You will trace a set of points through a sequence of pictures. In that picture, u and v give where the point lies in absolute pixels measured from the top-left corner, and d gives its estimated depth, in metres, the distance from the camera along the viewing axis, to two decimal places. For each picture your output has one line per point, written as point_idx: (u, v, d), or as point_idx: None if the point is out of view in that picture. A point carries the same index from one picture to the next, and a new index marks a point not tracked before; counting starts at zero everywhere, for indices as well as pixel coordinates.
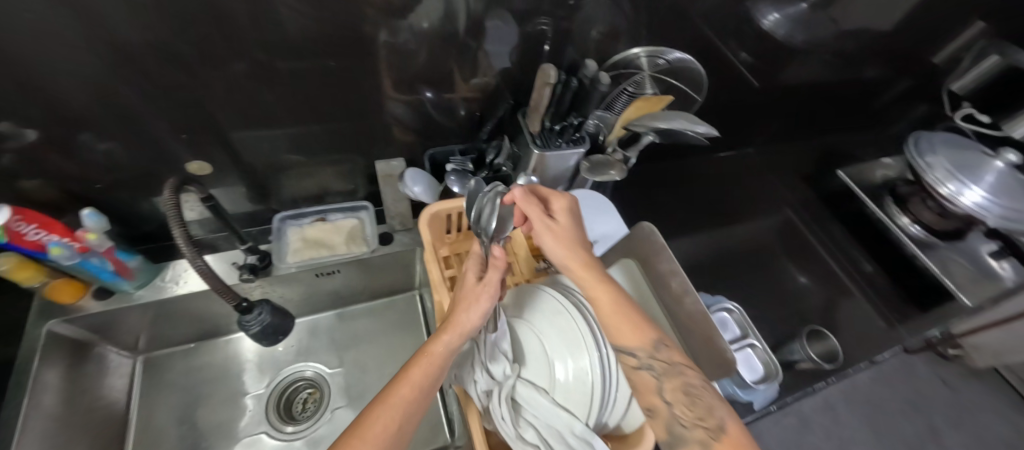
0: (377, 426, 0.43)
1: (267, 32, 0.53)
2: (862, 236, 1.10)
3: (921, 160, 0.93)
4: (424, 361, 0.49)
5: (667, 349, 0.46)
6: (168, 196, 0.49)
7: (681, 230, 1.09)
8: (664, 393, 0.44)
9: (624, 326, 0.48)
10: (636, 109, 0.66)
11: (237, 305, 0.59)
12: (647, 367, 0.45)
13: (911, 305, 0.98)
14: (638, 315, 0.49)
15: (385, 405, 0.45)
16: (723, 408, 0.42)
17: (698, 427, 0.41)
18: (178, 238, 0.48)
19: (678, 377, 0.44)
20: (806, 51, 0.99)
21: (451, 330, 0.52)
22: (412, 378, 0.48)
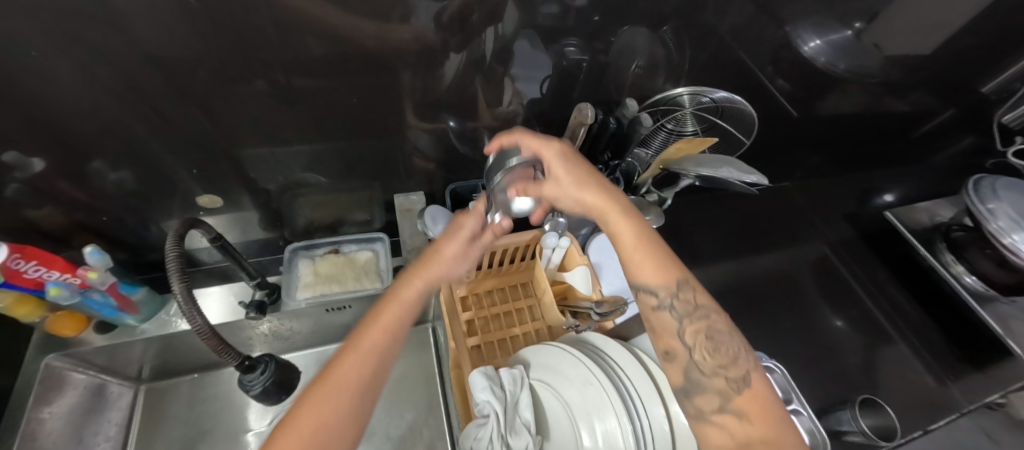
0: (349, 374, 0.38)
1: (284, 58, 0.50)
2: (909, 283, 1.03)
3: (982, 206, 0.85)
4: (395, 304, 0.44)
5: (691, 291, 0.40)
6: (173, 247, 0.46)
7: (709, 267, 1.02)
8: (685, 336, 0.39)
9: (644, 262, 0.41)
10: (676, 151, 0.60)
11: (240, 363, 0.55)
12: (667, 307, 0.39)
13: (968, 364, 0.90)
14: (665, 253, 0.42)
15: (358, 352, 0.40)
16: (747, 358, 0.37)
17: (717, 376, 0.36)
18: (176, 293, 0.45)
19: (702, 322, 0.39)
20: (852, 82, 0.93)
21: (427, 273, 0.48)
22: (386, 321, 0.43)
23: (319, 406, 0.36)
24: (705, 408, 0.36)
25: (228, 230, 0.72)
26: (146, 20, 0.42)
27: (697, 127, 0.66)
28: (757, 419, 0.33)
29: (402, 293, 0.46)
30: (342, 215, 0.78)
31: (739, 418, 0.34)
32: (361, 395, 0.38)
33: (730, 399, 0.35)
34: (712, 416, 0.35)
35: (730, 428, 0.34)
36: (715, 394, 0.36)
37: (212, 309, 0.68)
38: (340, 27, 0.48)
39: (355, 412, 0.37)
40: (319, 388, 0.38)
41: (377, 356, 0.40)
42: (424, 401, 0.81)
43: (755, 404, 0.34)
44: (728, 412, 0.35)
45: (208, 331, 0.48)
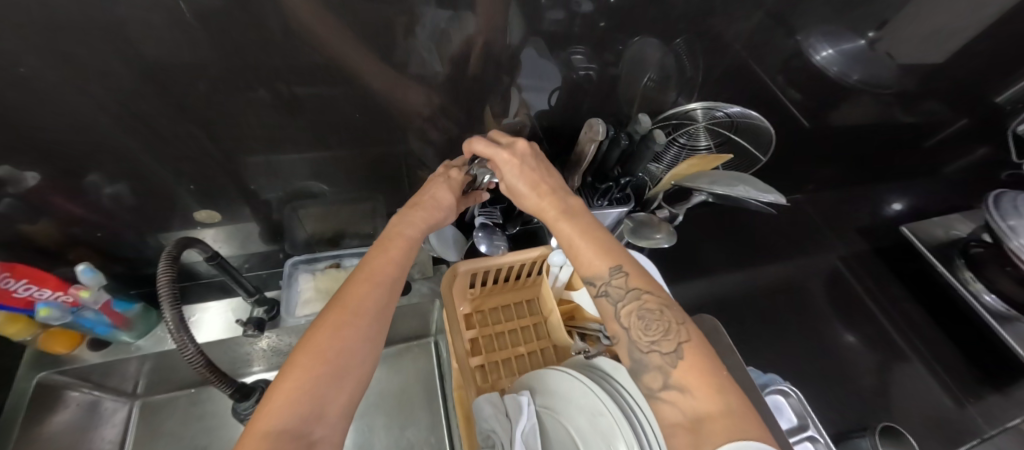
0: (361, 300, 0.40)
1: (282, 68, 0.48)
2: (925, 300, 1.00)
3: (1003, 223, 0.82)
4: (396, 244, 0.46)
5: (624, 276, 0.41)
6: (167, 264, 0.45)
7: (719, 282, 0.99)
8: (622, 319, 0.40)
9: (587, 252, 0.44)
10: (689, 166, 0.57)
11: (234, 396, 0.57)
12: (605, 294, 0.41)
13: (988, 387, 0.86)
14: (606, 241, 0.45)
15: (367, 281, 0.42)
16: (686, 328, 0.38)
17: (655, 352, 0.37)
18: (168, 319, 0.43)
19: (635, 303, 0.40)
20: (865, 93, 0.91)
21: (420, 217, 0.51)
22: (388, 257, 0.45)
23: (335, 327, 0.38)
24: (653, 386, 0.37)
25: (228, 242, 0.71)
26: (139, 31, 0.41)
27: (711, 142, 0.66)
28: (699, 390, 0.34)
29: (400, 233, 0.48)
30: (344, 228, 0.77)
31: (683, 393, 0.35)
32: (374, 319, 0.40)
33: (671, 374, 0.36)
34: (660, 393, 0.36)
35: (678, 403, 0.35)
36: (657, 372, 0.36)
37: (208, 326, 0.66)
38: (342, 39, 0.47)
39: (371, 332, 0.39)
40: (333, 312, 0.39)
41: (384, 285, 0.42)
42: (425, 419, 0.79)
43: (695, 374, 0.35)
44: (672, 387, 0.35)
45: (204, 360, 0.47)
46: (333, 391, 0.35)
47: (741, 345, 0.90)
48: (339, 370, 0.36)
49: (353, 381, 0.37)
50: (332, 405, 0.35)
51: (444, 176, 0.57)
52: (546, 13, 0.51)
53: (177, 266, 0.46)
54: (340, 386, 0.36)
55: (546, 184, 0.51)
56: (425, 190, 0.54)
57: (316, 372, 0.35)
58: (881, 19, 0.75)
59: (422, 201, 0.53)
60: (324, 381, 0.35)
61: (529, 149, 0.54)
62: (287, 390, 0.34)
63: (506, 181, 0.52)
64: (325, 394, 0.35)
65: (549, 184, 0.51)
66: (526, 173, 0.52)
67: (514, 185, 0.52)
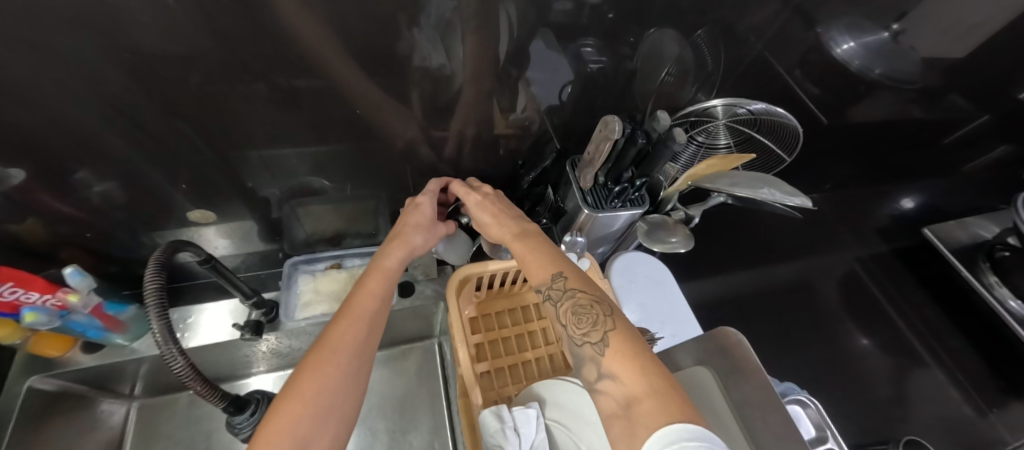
0: (341, 338, 0.40)
1: (276, 61, 0.46)
2: (946, 304, 0.96)
3: None
4: (376, 275, 0.46)
5: (564, 280, 0.40)
6: (151, 274, 0.44)
7: (731, 283, 0.96)
8: (560, 317, 0.39)
9: (530, 261, 0.43)
10: (708, 166, 0.52)
11: (227, 409, 0.55)
12: (546, 298, 0.40)
13: (1011, 396, 0.83)
14: (548, 248, 0.44)
15: (347, 318, 0.41)
16: (615, 318, 0.37)
17: (587, 344, 0.36)
18: (155, 329, 0.43)
19: (569, 301, 0.39)
20: (887, 89, 0.86)
21: (395, 245, 0.49)
22: (369, 289, 0.44)
23: (314, 369, 0.37)
24: (590, 379, 0.35)
25: (227, 242, 0.69)
26: (122, 22, 0.38)
27: (731, 140, 0.63)
28: (627, 377, 0.32)
29: (378, 265, 0.47)
30: (345, 227, 0.75)
31: (614, 380, 0.33)
32: (355, 353, 0.39)
33: (602, 363, 0.34)
34: (596, 385, 0.34)
35: (612, 392, 0.33)
36: (590, 364, 0.35)
37: (206, 328, 0.64)
38: (341, 31, 0.44)
39: (353, 368, 0.39)
40: (313, 351, 0.39)
41: (365, 320, 0.42)
42: (428, 423, 0.77)
43: (623, 361, 0.33)
44: (605, 377, 0.34)
45: (192, 371, 0.47)
46: (317, 433, 0.35)
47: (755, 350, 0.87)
48: (322, 411, 0.36)
49: (339, 420, 0.36)
50: (316, 446, 0.35)
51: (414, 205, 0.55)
52: (555, 3, 0.48)
53: (165, 271, 0.46)
54: (325, 427, 0.35)
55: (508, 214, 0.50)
56: (405, 219, 0.52)
57: (298, 415, 0.35)
58: (909, 10, 0.71)
59: (397, 232, 0.52)
60: (309, 425, 0.35)
61: (496, 192, 0.55)
62: (269, 435, 0.34)
63: (473, 217, 0.53)
64: (309, 435, 0.35)
65: (513, 214, 0.50)
66: (491, 207, 0.52)
67: (478, 219, 0.52)
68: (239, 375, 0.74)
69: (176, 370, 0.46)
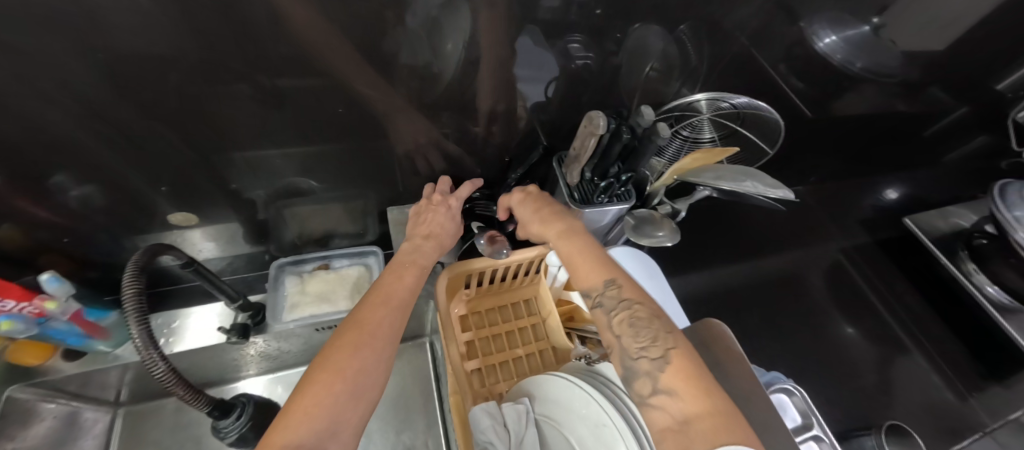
0: (380, 322, 0.40)
1: (257, 61, 0.45)
2: (927, 292, 0.98)
3: (1009, 214, 0.80)
4: (411, 269, 0.47)
5: (618, 287, 0.42)
6: (130, 281, 0.43)
7: (719, 276, 0.97)
8: (615, 328, 0.40)
9: (583, 267, 0.44)
10: (692, 161, 0.53)
11: (212, 413, 0.54)
12: (600, 305, 0.42)
13: (991, 381, 0.85)
14: (602, 256, 0.45)
15: (384, 304, 0.42)
16: (674, 335, 0.37)
17: (644, 358, 0.37)
18: (134, 336, 0.43)
19: (626, 311, 0.40)
20: (869, 82, 0.88)
21: (431, 245, 0.52)
22: (405, 281, 0.45)
23: (353, 347, 0.37)
24: (643, 393, 0.36)
25: (211, 245, 0.68)
26: (94, 21, 0.37)
27: (715, 134, 0.64)
28: (686, 393, 0.33)
29: (414, 261, 0.48)
30: (333, 228, 0.74)
31: (671, 397, 0.34)
32: (391, 340, 0.39)
33: (659, 378, 0.35)
34: (651, 400, 0.35)
35: (668, 407, 0.34)
36: (646, 378, 0.36)
37: (192, 333, 0.64)
38: (324, 29, 0.44)
39: (386, 354, 0.38)
40: (350, 331, 0.39)
41: (400, 308, 0.42)
42: (421, 423, 0.77)
43: (681, 378, 0.34)
44: (661, 392, 0.35)
45: (174, 377, 0.47)
46: (347, 413, 0.34)
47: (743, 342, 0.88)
48: (355, 390, 0.35)
49: (367, 404, 0.35)
50: (343, 428, 0.34)
51: (444, 203, 0.57)
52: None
53: (144, 277, 0.45)
54: (356, 407, 0.35)
55: (551, 207, 0.52)
56: (429, 218, 0.55)
57: (335, 391, 0.34)
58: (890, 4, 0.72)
59: (428, 230, 0.54)
60: (341, 401, 0.34)
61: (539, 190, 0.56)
62: (304, 407, 0.33)
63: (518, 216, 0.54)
64: (341, 412, 0.34)
65: (559, 210, 0.51)
66: (534, 203, 0.53)
67: (523, 218, 0.53)
68: (231, 379, 0.73)
69: (158, 375, 0.45)
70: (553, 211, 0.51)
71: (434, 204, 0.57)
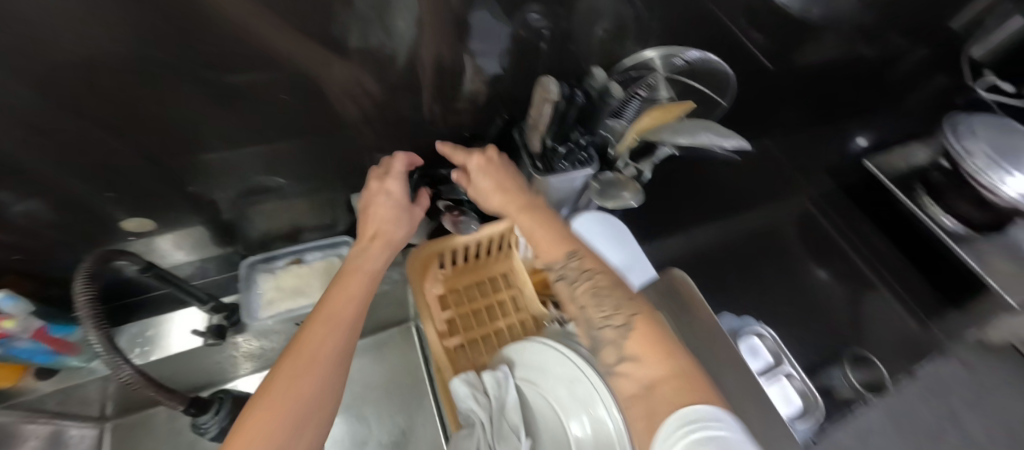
0: (318, 345, 0.42)
1: (199, 59, 0.43)
2: (889, 229, 1.02)
3: (959, 145, 0.85)
4: (353, 278, 0.48)
5: (579, 259, 0.44)
6: (82, 289, 0.44)
7: (691, 232, 1.00)
8: (579, 299, 0.43)
9: (543, 240, 0.47)
10: (651, 119, 0.55)
11: (189, 410, 0.55)
12: (563, 277, 0.44)
13: (945, 305, 0.90)
14: (562, 229, 0.47)
15: (323, 322, 0.43)
16: (634, 302, 0.40)
17: (608, 328, 0.39)
18: (95, 343, 0.44)
19: (588, 281, 0.43)
20: (826, 29, 0.89)
21: (377, 247, 0.52)
22: (346, 292, 0.47)
23: (294, 375, 0.39)
24: (610, 361, 0.38)
25: (176, 251, 0.66)
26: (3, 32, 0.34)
27: (671, 93, 0.61)
28: (648, 358, 0.35)
29: (358, 268, 0.50)
30: (302, 222, 0.73)
31: (637, 362, 0.36)
32: (333, 361, 0.41)
33: (625, 346, 0.37)
34: (617, 367, 0.38)
35: (634, 373, 0.36)
36: (611, 346, 0.38)
37: (168, 340, 0.63)
38: (266, 23, 0.42)
39: (329, 376, 0.41)
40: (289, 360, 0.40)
41: (341, 326, 0.44)
42: (414, 403, 0.79)
43: (644, 344, 0.36)
44: (626, 359, 0.37)
45: (141, 378, 0.47)
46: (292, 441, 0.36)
47: (718, 294, 0.91)
48: (299, 417, 0.37)
49: (314, 425, 0.38)
50: None
51: (385, 191, 0.55)
52: None
53: (95, 283, 0.45)
54: (302, 431, 0.37)
55: (508, 183, 0.52)
56: (375, 214, 0.54)
57: (275, 420, 0.36)
58: None
59: (370, 231, 0.53)
60: (286, 431, 0.36)
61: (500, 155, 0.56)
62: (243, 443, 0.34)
63: (476, 182, 0.54)
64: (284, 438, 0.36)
65: (514, 184, 0.52)
66: (494, 174, 0.54)
67: (482, 184, 0.53)
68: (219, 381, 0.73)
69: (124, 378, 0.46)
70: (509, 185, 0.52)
71: (373, 195, 0.55)
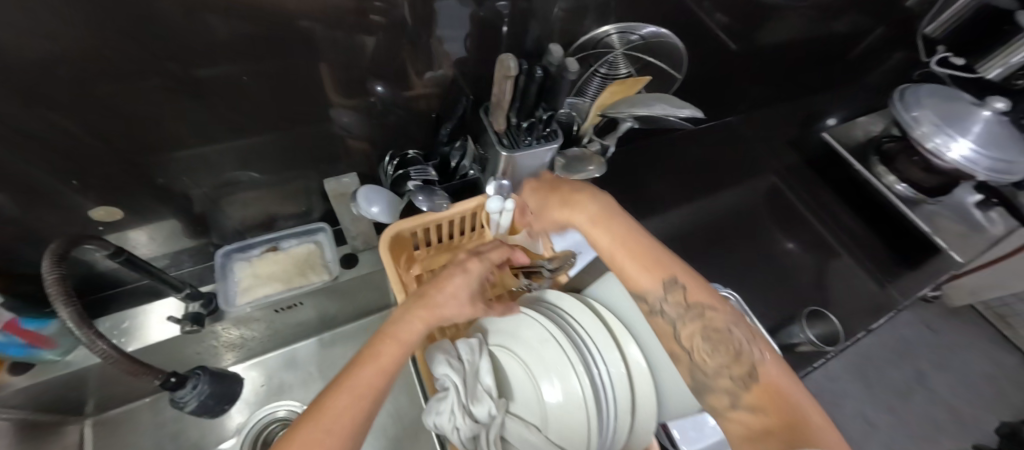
0: (339, 413, 0.37)
1: (163, 40, 0.43)
2: (847, 198, 1.07)
3: (908, 114, 0.90)
4: (391, 348, 0.42)
5: (680, 290, 0.42)
6: (47, 270, 0.44)
7: (667, 210, 1.03)
8: (684, 339, 0.41)
9: (640, 271, 0.44)
10: (611, 95, 0.58)
11: (166, 381, 0.54)
12: (662, 313, 0.42)
13: (901, 265, 0.95)
14: (664, 260, 0.44)
15: (352, 392, 0.38)
16: (756, 351, 0.38)
17: (724, 376, 0.37)
18: (65, 319, 0.44)
19: (695, 320, 0.41)
20: (786, 7, 0.92)
21: (431, 311, 0.46)
22: (381, 365, 0.41)
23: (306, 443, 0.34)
24: (720, 406, 0.37)
25: (149, 244, 0.66)
26: None
27: (630, 70, 0.65)
28: (772, 410, 0.34)
29: (398, 335, 0.44)
30: (277, 211, 0.73)
31: (754, 412, 0.35)
32: (350, 436, 0.36)
33: (740, 395, 0.36)
34: (728, 412, 0.37)
35: (747, 421, 0.35)
36: (723, 393, 0.37)
37: (146, 330, 0.63)
38: (237, 4, 0.43)
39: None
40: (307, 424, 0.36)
41: (371, 396, 0.39)
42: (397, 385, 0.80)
43: (766, 396, 0.35)
44: (742, 408, 0.36)
45: (115, 353, 0.47)
46: None
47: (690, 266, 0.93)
48: None
49: None
50: None
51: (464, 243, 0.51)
52: None
53: (66, 268, 0.45)
54: None
55: (577, 195, 0.51)
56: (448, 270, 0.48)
57: None
58: None
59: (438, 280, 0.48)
60: None
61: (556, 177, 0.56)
62: None
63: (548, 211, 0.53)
64: None
65: (598, 206, 0.50)
66: (564, 199, 0.52)
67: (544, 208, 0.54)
68: None
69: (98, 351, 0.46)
70: (575, 196, 0.51)
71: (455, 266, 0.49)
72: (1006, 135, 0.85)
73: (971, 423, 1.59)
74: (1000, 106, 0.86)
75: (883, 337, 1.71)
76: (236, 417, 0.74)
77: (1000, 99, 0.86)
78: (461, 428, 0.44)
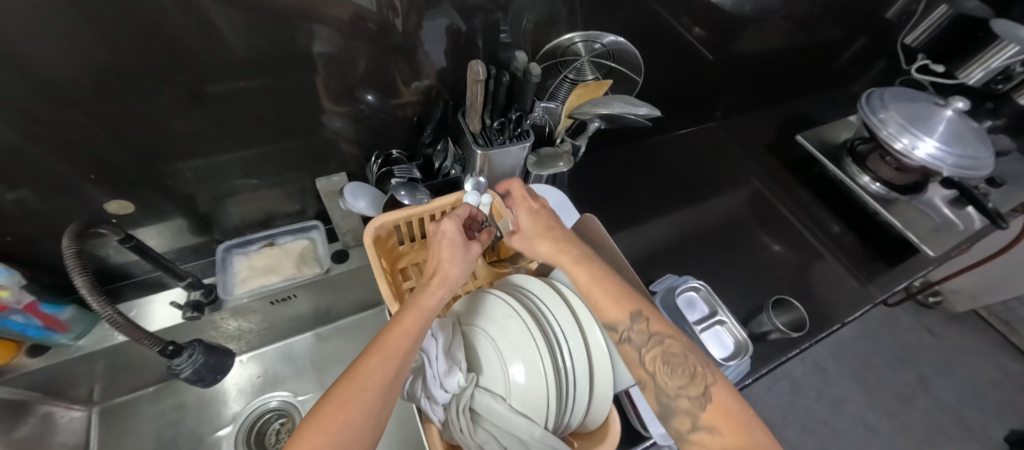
0: (373, 371, 0.40)
1: (178, 54, 0.50)
2: (826, 198, 1.10)
3: (875, 117, 0.93)
4: (411, 314, 0.45)
5: (645, 321, 0.45)
6: (67, 245, 0.52)
7: (654, 210, 1.04)
8: (647, 365, 0.44)
9: (604, 299, 0.48)
10: (578, 97, 0.64)
11: (162, 350, 0.59)
12: (628, 340, 0.45)
13: (880, 262, 0.98)
14: (625, 288, 0.48)
15: (379, 354, 0.41)
16: (708, 371, 0.41)
17: (683, 397, 0.41)
18: (79, 285, 0.51)
19: (658, 347, 0.44)
20: (760, 20, 0.97)
21: (435, 284, 0.49)
22: (403, 329, 0.44)
23: (343, 399, 0.38)
24: (683, 429, 0.40)
25: (155, 241, 0.72)
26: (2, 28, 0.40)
27: (597, 74, 0.72)
28: (726, 429, 0.37)
29: (418, 304, 0.46)
30: (274, 210, 0.79)
31: (712, 433, 0.38)
32: (383, 390, 0.39)
33: (699, 416, 0.39)
34: (690, 435, 0.40)
35: (707, 442, 0.38)
36: (685, 416, 0.40)
37: (149, 316, 0.70)
38: (240, 23, 0.49)
39: (379, 406, 0.39)
40: (341, 384, 0.39)
41: (397, 357, 0.42)
42: None
43: (721, 415, 0.38)
44: (700, 429, 0.39)
45: (123, 319, 0.54)
46: None
47: (672, 263, 0.95)
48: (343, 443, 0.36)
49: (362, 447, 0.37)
50: None
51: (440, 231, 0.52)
52: None
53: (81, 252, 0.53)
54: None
55: (555, 232, 0.54)
56: (437, 254, 0.51)
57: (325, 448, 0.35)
58: None
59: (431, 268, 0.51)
60: None
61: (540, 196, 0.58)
62: None
63: (523, 228, 0.56)
64: None
65: (561, 231, 0.54)
66: (540, 225, 0.55)
67: (526, 227, 0.55)
68: None
69: (104, 315, 0.52)
70: (562, 237, 0.53)
71: (433, 235, 0.52)
72: (969, 134, 0.90)
73: (979, 431, 1.55)
74: (961, 105, 0.91)
75: (883, 342, 1.70)
76: (231, 406, 0.79)
77: (961, 98, 0.91)
78: (439, 397, 0.49)
